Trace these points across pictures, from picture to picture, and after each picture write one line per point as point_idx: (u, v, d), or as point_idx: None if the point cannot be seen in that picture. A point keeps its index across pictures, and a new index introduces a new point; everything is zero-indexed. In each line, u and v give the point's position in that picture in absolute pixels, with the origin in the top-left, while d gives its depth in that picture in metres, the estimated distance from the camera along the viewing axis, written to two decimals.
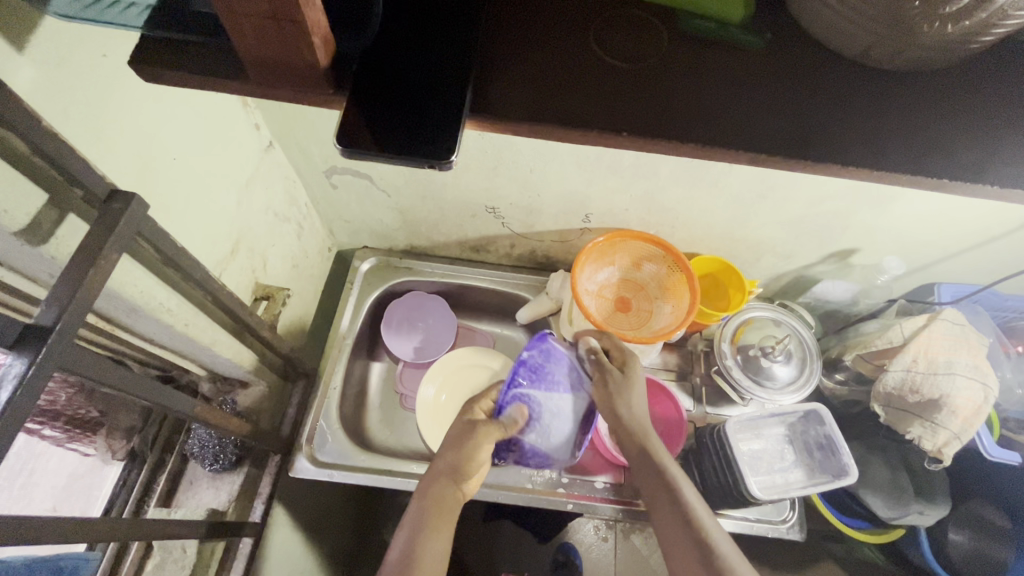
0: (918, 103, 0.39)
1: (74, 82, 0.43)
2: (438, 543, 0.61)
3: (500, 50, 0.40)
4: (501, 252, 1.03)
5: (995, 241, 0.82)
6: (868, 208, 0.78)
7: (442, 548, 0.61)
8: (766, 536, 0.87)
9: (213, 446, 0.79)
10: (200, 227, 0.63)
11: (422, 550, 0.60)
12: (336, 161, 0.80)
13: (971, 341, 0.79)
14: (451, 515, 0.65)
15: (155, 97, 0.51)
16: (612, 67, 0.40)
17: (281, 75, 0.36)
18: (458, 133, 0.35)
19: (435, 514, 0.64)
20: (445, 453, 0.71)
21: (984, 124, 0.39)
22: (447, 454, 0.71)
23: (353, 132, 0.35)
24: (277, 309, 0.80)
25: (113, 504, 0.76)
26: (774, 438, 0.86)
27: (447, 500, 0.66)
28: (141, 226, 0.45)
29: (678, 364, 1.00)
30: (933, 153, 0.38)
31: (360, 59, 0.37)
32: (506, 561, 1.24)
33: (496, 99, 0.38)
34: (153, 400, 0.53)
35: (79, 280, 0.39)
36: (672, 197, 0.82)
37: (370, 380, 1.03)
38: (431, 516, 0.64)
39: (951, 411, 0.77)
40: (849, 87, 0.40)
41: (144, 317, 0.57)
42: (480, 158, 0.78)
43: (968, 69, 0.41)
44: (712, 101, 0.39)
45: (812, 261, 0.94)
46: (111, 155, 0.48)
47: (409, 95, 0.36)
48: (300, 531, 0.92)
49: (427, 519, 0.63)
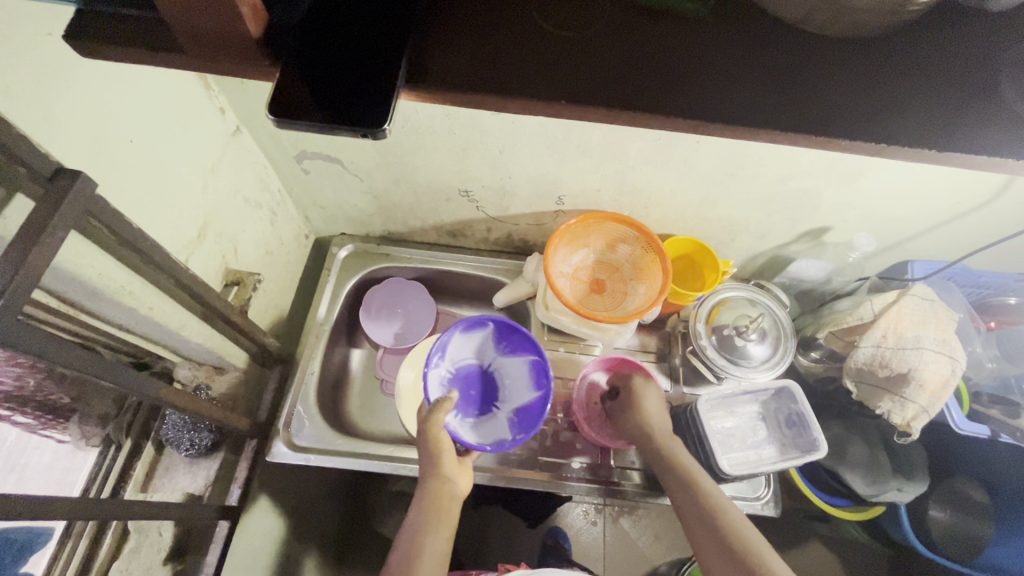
0: (859, 69, 0.39)
1: (18, 62, 0.43)
2: (438, 543, 0.66)
3: (439, 19, 0.39)
4: (478, 236, 1.04)
5: (963, 217, 0.82)
6: (838, 184, 0.78)
7: (444, 544, 0.66)
8: (741, 513, 0.88)
9: (187, 431, 0.81)
10: (162, 210, 0.63)
11: (424, 549, 0.64)
12: (306, 145, 0.80)
13: (940, 316, 0.80)
14: (447, 507, 0.69)
15: (107, 78, 0.51)
16: (553, 37, 0.39)
17: (217, 48, 0.36)
18: (391, 102, 0.35)
19: (431, 514, 0.67)
20: (421, 456, 0.74)
21: (925, 87, 0.39)
22: (423, 458, 0.73)
23: (286, 102, 0.35)
24: (248, 294, 0.80)
25: (90, 487, 0.76)
26: (747, 416, 0.87)
27: (438, 492, 0.69)
28: (89, 204, 0.44)
29: (657, 346, 1.00)
30: (868, 118, 0.38)
31: (297, 27, 0.37)
32: (494, 544, 1.26)
33: (432, 69, 0.37)
34: (114, 381, 0.53)
35: (23, 256, 0.39)
36: (643, 177, 0.82)
37: (350, 367, 1.03)
38: (427, 519, 0.67)
39: (918, 385, 0.77)
40: (791, 55, 0.40)
41: (104, 300, 0.57)
42: (450, 139, 0.78)
43: (911, 35, 0.41)
44: (650, 71, 0.39)
45: (788, 241, 0.94)
46: (61, 135, 0.48)
47: (345, 64, 0.36)
48: (283, 517, 0.93)
49: (425, 520, 0.67)
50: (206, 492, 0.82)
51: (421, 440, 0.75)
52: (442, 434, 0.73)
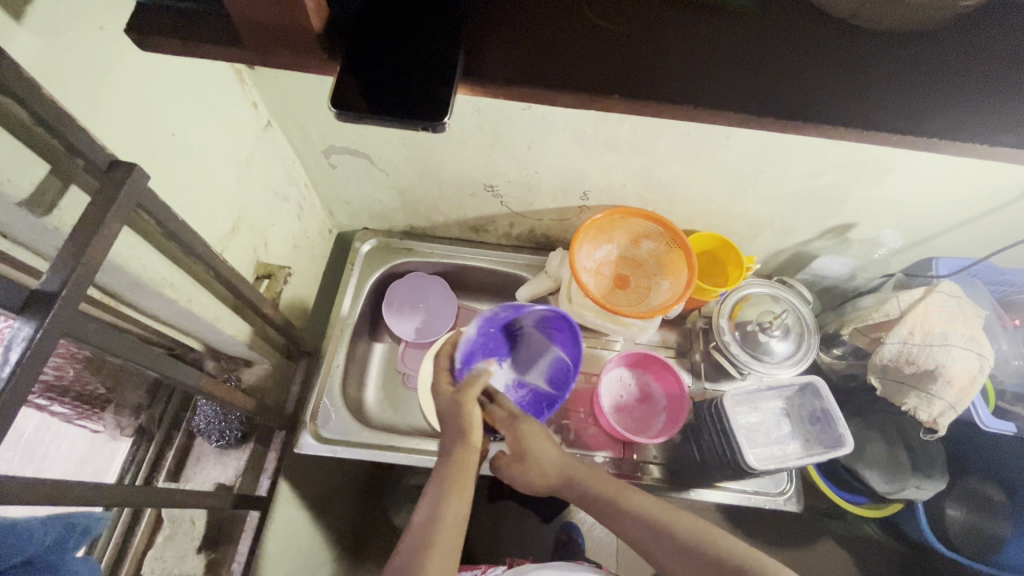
0: (912, 65, 0.39)
1: (75, 54, 0.43)
2: (460, 507, 0.65)
3: (493, 14, 0.39)
4: (500, 231, 1.04)
5: (992, 214, 0.82)
6: (867, 180, 0.78)
7: (463, 507, 0.65)
8: (764, 508, 0.89)
9: (218, 422, 0.82)
10: (200, 204, 0.64)
11: (446, 514, 0.63)
12: (335, 139, 0.81)
13: (967, 313, 0.80)
14: (468, 477, 0.69)
15: (153, 73, 0.52)
16: (605, 30, 0.39)
17: (274, 42, 0.35)
18: (449, 96, 0.36)
19: (455, 481, 0.67)
20: (448, 430, 0.74)
21: (984, 83, 0.38)
22: (449, 432, 0.74)
23: (346, 95, 0.36)
24: (279, 287, 0.81)
25: (125, 475, 0.78)
26: (772, 411, 0.87)
27: (462, 460, 0.70)
28: (142, 197, 0.45)
29: (677, 341, 1.01)
30: (919, 112, 0.38)
31: (353, 22, 0.37)
32: (509, 538, 1.27)
33: (487, 62, 0.38)
34: (157, 371, 0.55)
35: (84, 246, 0.40)
36: (670, 172, 0.83)
37: (372, 361, 1.04)
38: (449, 486, 0.67)
39: (946, 381, 0.77)
40: (842, 48, 0.40)
41: (147, 291, 0.58)
42: (478, 134, 0.78)
43: (967, 27, 0.40)
44: (698, 63, 0.39)
45: (811, 237, 0.95)
46: (112, 127, 0.49)
47: (405, 59, 0.37)
48: (307, 508, 0.94)
49: (448, 487, 0.67)
50: (238, 481, 0.82)
51: (450, 413, 0.76)
52: (472, 404, 0.75)
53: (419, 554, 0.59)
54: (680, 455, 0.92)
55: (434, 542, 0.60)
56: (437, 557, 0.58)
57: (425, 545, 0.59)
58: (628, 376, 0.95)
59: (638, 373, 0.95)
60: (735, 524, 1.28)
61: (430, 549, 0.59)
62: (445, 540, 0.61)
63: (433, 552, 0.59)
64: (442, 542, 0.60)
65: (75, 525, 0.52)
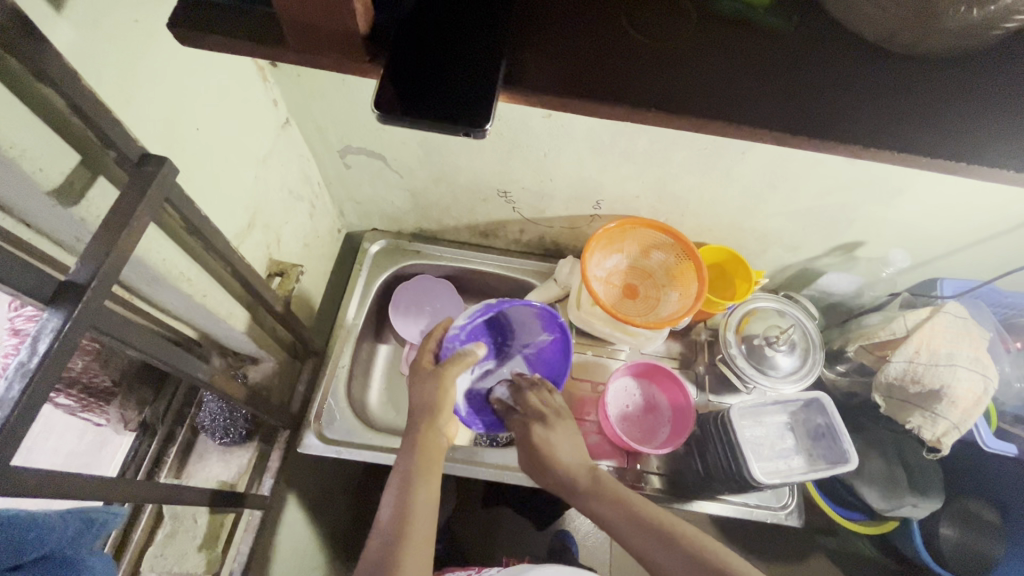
0: (942, 89, 0.39)
1: (111, 48, 0.44)
2: (428, 490, 0.65)
3: (534, 25, 0.40)
4: (510, 237, 1.05)
5: (998, 237, 0.83)
6: (879, 200, 0.79)
7: (434, 491, 0.65)
8: (765, 522, 0.89)
9: (223, 418, 0.80)
10: (220, 199, 0.64)
11: (414, 502, 0.63)
12: (352, 139, 0.81)
13: (973, 334, 0.81)
14: (437, 456, 0.69)
15: (183, 68, 0.52)
16: (643, 46, 0.40)
17: (319, 45, 0.36)
18: (492, 104, 0.36)
19: (424, 465, 0.67)
20: (415, 413, 0.73)
21: (1015, 112, 0.38)
22: (416, 416, 0.73)
23: (389, 98, 0.36)
24: (292, 285, 0.81)
25: (126, 468, 0.78)
26: (776, 425, 0.87)
27: (430, 445, 0.69)
28: (169, 192, 0.45)
29: (682, 352, 1.01)
30: (953, 136, 0.38)
31: (397, 31, 0.38)
32: (504, 545, 1.26)
33: (529, 72, 0.38)
34: (169, 364, 0.54)
35: (112, 240, 0.41)
36: (684, 185, 0.83)
37: (376, 362, 1.03)
38: (417, 469, 0.66)
39: (950, 402, 0.78)
40: (875, 75, 0.40)
41: (165, 286, 0.58)
42: (496, 140, 0.78)
43: (1002, 55, 0.40)
44: (731, 82, 0.39)
45: (818, 254, 0.96)
46: (143, 120, 0.49)
47: (445, 64, 0.37)
48: (303, 508, 0.93)
49: (416, 472, 0.66)
50: (240, 479, 0.82)
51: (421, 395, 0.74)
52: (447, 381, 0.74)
53: (392, 554, 0.58)
54: (681, 467, 0.92)
55: (407, 534, 0.59)
56: (412, 550, 0.58)
57: (397, 544, 0.58)
58: (634, 386, 0.95)
59: (643, 383, 0.95)
60: (728, 537, 1.28)
61: (403, 547, 0.58)
62: (418, 527, 0.60)
63: (409, 543, 0.58)
64: (417, 533, 0.60)
65: (93, 521, 0.51)
